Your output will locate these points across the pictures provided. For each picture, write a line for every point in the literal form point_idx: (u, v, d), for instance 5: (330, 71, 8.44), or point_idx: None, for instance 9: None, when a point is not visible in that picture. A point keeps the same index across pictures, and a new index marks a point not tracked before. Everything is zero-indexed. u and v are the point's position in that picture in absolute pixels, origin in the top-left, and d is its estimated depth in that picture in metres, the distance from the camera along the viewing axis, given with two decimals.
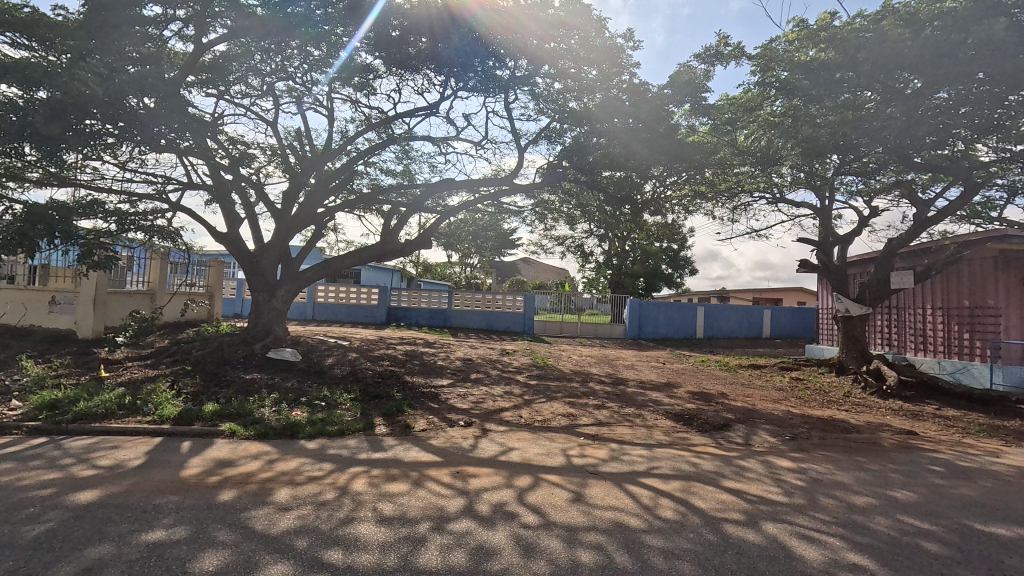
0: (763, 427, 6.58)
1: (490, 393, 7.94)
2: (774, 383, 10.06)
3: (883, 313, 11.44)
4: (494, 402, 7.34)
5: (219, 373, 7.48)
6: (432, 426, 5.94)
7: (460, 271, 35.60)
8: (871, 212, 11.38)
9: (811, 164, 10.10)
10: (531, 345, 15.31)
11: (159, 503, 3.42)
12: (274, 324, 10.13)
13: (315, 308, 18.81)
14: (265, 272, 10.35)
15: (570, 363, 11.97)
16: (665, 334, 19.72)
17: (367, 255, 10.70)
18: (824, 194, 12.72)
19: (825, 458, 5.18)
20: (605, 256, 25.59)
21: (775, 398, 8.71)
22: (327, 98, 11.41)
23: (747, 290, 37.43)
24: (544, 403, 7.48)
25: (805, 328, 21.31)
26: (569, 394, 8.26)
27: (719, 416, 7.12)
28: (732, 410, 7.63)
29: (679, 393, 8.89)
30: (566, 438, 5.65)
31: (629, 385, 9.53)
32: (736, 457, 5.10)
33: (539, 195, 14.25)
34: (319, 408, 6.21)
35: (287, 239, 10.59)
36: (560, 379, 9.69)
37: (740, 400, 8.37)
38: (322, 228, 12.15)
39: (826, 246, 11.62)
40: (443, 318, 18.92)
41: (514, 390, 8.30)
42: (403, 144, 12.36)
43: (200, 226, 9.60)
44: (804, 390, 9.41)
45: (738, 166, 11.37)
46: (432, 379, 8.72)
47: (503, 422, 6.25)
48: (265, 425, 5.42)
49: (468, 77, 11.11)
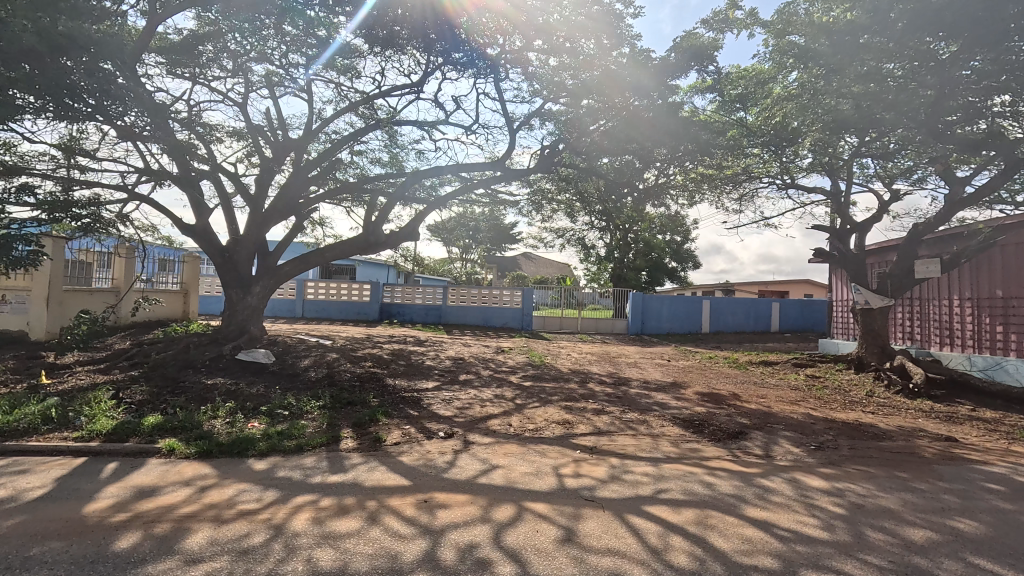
0: (784, 435, 5.82)
1: (478, 397, 7.21)
2: (789, 382, 9.30)
3: (905, 305, 10.64)
4: (481, 408, 6.60)
5: (177, 378, 6.76)
6: (407, 438, 5.21)
7: (458, 266, 34.87)
8: (892, 196, 10.56)
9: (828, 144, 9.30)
10: (528, 342, 14.58)
11: (31, 556, 2.69)
12: (248, 323, 9.43)
13: (305, 305, 18.09)
14: (238, 266, 9.63)
15: (569, 361, 11.24)
16: (669, 329, 18.98)
17: (347, 249, 9.96)
18: (839, 178, 11.92)
19: (862, 475, 4.43)
20: (607, 249, 24.80)
21: (792, 399, 7.95)
22: (306, 81, 10.65)
23: (751, 284, 36.55)
24: (538, 408, 6.74)
25: (815, 322, 20.53)
26: (566, 397, 7.53)
27: (733, 421, 6.38)
28: (747, 414, 6.88)
29: (687, 394, 8.14)
30: (559, 452, 4.91)
31: (632, 385, 8.80)
32: (758, 475, 4.35)
33: (536, 183, 13.48)
34: (280, 418, 5.48)
35: (263, 231, 9.87)
36: (557, 379, 8.96)
37: (754, 402, 7.62)
38: (303, 218, 11.43)
39: (845, 233, 10.76)
40: (438, 315, 18.19)
41: (506, 393, 7.57)
42: (390, 129, 11.61)
43: (165, 216, 8.87)
44: (823, 390, 8.65)
45: (749, 147, 10.53)
46: (417, 381, 8.01)
47: (488, 432, 5.52)
48: (211, 440, 4.70)
49: (458, 53, 10.31)
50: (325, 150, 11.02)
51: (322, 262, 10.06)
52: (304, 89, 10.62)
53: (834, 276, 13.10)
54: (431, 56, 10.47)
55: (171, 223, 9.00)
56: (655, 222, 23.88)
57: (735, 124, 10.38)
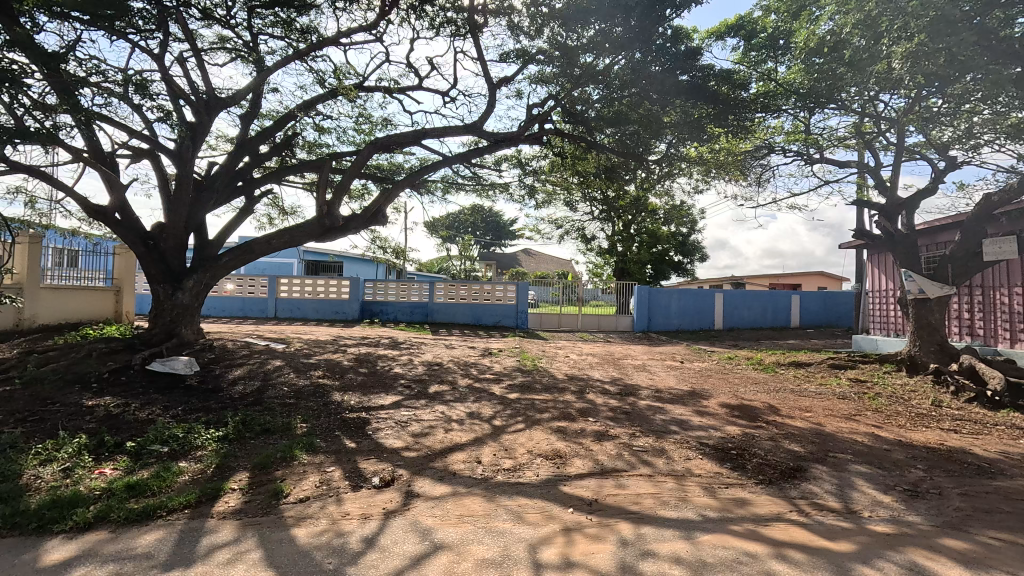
0: (860, 474, 4.19)
1: (445, 418, 5.56)
2: (832, 389, 7.65)
3: (965, 295, 9.02)
4: (444, 436, 4.95)
5: (47, 399, 5.17)
6: (324, 489, 3.61)
7: (455, 263, 33.37)
8: (950, 164, 8.87)
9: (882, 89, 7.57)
10: (521, 342, 12.94)
11: None
12: (177, 325, 7.81)
13: (277, 304, 16.45)
14: (166, 258, 8.02)
15: (567, 365, 9.61)
16: (678, 326, 17.36)
17: (296, 238, 8.34)
18: (877, 149, 10.22)
19: (1022, 555, 2.79)
20: (608, 241, 23.07)
21: (846, 413, 6.31)
22: (254, 41, 9.04)
23: (761, 278, 34.57)
24: (521, 434, 5.10)
25: (839, 316, 18.83)
26: (558, 414, 5.90)
27: (781, 451, 4.73)
28: (796, 438, 5.24)
29: (711, 407, 6.50)
30: (542, 514, 3.28)
31: (641, 395, 7.15)
32: (857, 560, 2.72)
33: (527, 160, 11.82)
34: (149, 460, 3.87)
35: (199, 215, 8.31)
36: (549, 389, 7.33)
37: (799, 419, 5.98)
38: (253, 202, 9.85)
39: (895, 209, 8.91)
40: (424, 313, 16.57)
41: (483, 411, 5.93)
42: (354, 95, 10.00)
43: (69, 197, 7.19)
44: (879, 400, 7.00)
45: (783, 99, 8.77)
46: (372, 396, 6.37)
47: (445, 478, 3.90)
48: (11, 505, 3.10)
49: (432, 2, 8.68)
50: (274, 122, 9.43)
51: (268, 254, 8.43)
52: (251, 49, 9.00)
53: (870, 262, 11.46)
54: (396, 6, 8.81)
55: (76, 205, 7.30)
56: (660, 211, 22.19)
57: (761, 79, 8.70)
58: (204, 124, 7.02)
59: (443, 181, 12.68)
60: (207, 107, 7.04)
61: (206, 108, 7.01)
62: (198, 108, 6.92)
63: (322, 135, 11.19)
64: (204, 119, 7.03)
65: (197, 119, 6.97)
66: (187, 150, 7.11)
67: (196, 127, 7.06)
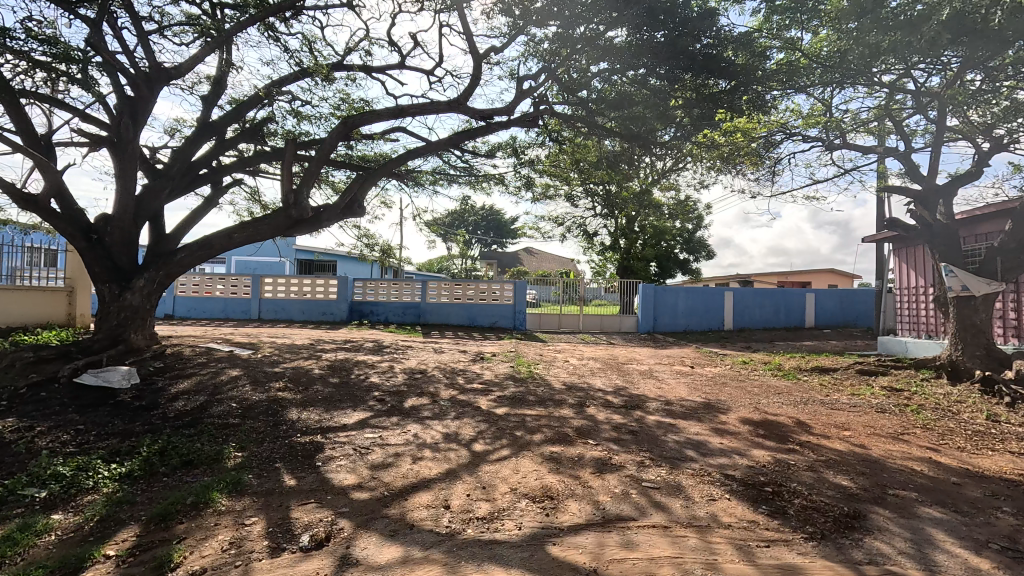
0: (937, 523, 3.25)
1: (416, 442, 4.65)
2: (868, 400, 6.71)
3: (1013, 292, 8.07)
4: (409, 469, 4.01)
5: None
6: (232, 555, 2.70)
7: (454, 263, 32.54)
8: (996, 145, 7.89)
9: (925, 50, 6.58)
10: (517, 345, 12.05)
11: None
12: (125, 330, 6.91)
13: (261, 305, 15.59)
14: (113, 255, 7.10)
15: (566, 371, 8.71)
16: (685, 326, 16.43)
17: (260, 231, 7.43)
18: (907, 132, 9.28)
19: None
20: (610, 237, 22.08)
21: (891, 433, 5.37)
22: (215, 12, 8.12)
23: (769, 276, 33.56)
24: (506, 463, 4.19)
25: (857, 315, 17.78)
26: (553, 436, 4.98)
27: (827, 486, 3.80)
28: (840, 467, 4.31)
29: (730, 424, 5.57)
30: None
31: (649, 409, 6.22)
32: None
33: (523, 148, 10.94)
34: (12, 511, 3.00)
35: (152, 206, 7.43)
36: (543, 402, 6.40)
37: (838, 440, 5.04)
38: (220, 192, 8.97)
39: (932, 196, 7.89)
40: (416, 314, 15.69)
41: (463, 432, 5.00)
42: (330, 75, 9.12)
43: None
44: (925, 414, 6.06)
45: (812, 71, 7.66)
46: (335, 413, 5.46)
47: (397, 534, 2.98)
48: None
49: None
50: (243, 102, 8.55)
51: (229, 250, 7.55)
52: (208, 17, 8.00)
53: (897, 256, 10.51)
54: None
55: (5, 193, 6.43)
56: (665, 206, 21.28)
57: (784, 49, 7.72)
58: (144, 100, 6.11)
59: (433, 171, 11.76)
60: (148, 81, 6.14)
61: (147, 82, 6.11)
62: (137, 83, 6.01)
63: (301, 120, 10.32)
64: (145, 94, 6.13)
65: (137, 94, 6.06)
66: (126, 130, 6.22)
67: (136, 104, 6.17)
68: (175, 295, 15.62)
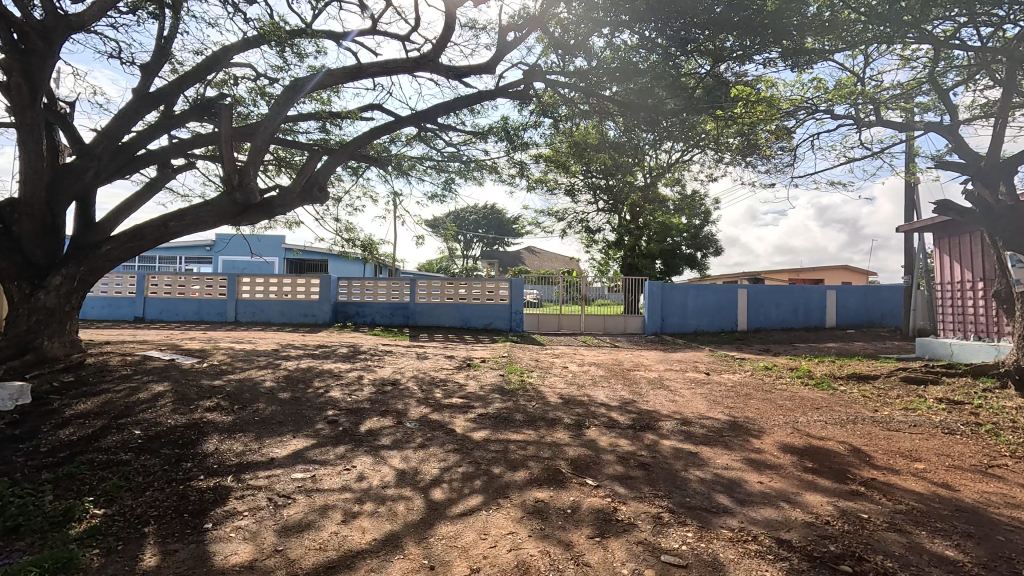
0: None
1: (357, 487, 3.49)
2: (929, 418, 5.51)
3: None
4: (332, 535, 2.84)
5: None
6: None
7: (452, 263, 31.32)
8: None
9: None
10: (512, 349, 10.90)
11: None
12: (37, 335, 5.79)
13: (238, 307, 14.49)
14: (24, 247, 5.99)
15: (563, 380, 7.54)
16: (695, 326, 15.27)
17: (203, 220, 6.33)
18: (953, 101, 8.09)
19: None
20: (613, 233, 20.89)
21: (976, 465, 4.18)
22: None
23: (779, 274, 32.25)
24: (472, 522, 3.02)
25: (882, 314, 16.51)
26: (541, 473, 3.81)
27: (932, 563, 2.62)
28: (934, 521, 3.13)
29: (768, 453, 4.39)
30: None
31: (664, 431, 5.04)
32: None
33: (517, 130, 9.82)
34: None
35: (73, 186, 6.32)
36: (533, 422, 5.22)
37: (915, 479, 3.84)
38: (168, 175, 7.87)
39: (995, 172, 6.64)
40: (405, 315, 14.55)
41: (423, 470, 3.84)
42: (293, 41, 7.99)
43: None
44: (1005, 437, 4.88)
45: (852, 26, 6.43)
46: (267, 442, 4.30)
47: None
48: None
49: None
50: (192, 72, 7.43)
51: (167, 241, 6.39)
52: None
53: (939, 247, 9.34)
54: None
55: None
56: (671, 200, 20.08)
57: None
58: (41, 56, 5.26)
59: (417, 156, 10.62)
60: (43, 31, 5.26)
61: (41, 33, 5.23)
62: (28, 34, 5.14)
63: (268, 100, 9.24)
64: (41, 49, 5.27)
65: (30, 49, 5.20)
66: (21, 91, 5.33)
67: (30, 59, 5.27)
68: (147, 296, 14.56)
